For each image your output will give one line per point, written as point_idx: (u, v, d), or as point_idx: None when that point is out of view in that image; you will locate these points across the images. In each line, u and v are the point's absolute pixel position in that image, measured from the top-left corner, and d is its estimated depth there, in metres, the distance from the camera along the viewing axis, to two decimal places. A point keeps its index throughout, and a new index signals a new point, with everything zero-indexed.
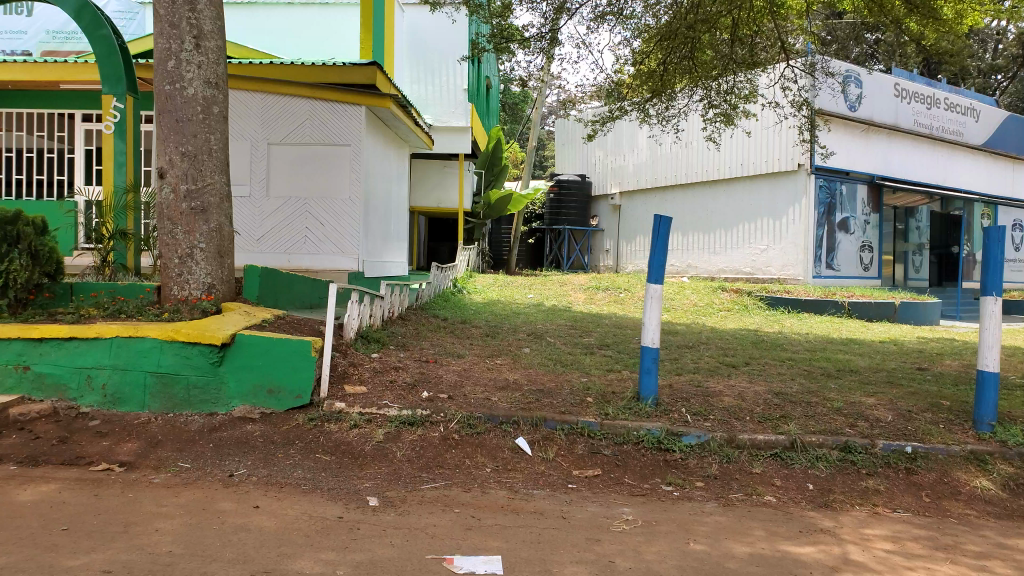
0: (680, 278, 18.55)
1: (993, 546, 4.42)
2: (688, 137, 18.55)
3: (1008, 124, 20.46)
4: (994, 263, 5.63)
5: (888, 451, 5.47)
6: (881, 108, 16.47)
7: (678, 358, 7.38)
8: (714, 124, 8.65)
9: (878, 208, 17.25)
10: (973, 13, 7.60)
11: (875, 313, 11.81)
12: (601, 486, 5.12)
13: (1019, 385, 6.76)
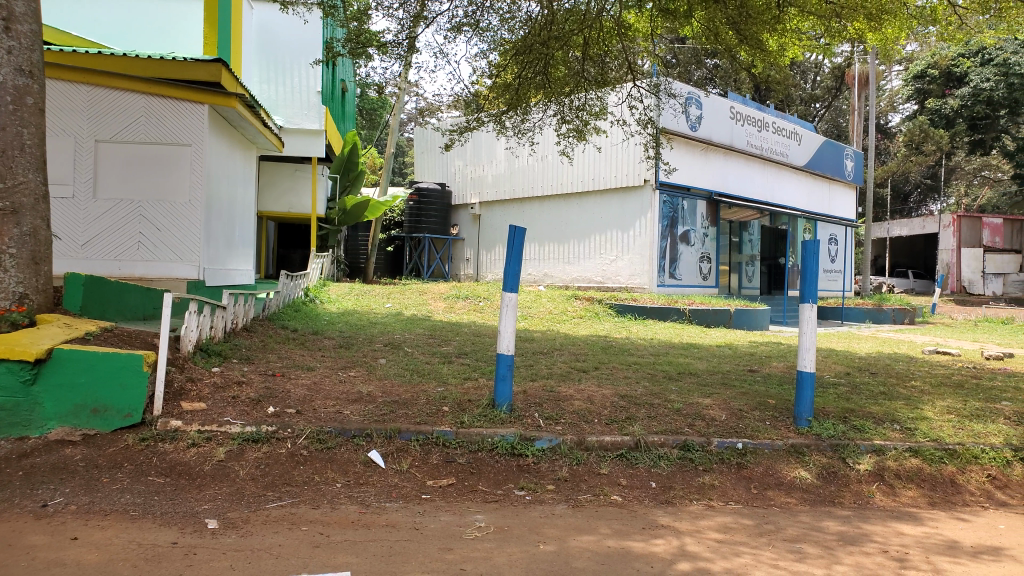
0: (535, 287, 18.97)
1: (810, 530, 4.84)
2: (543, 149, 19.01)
3: (825, 149, 22.65)
4: (811, 273, 6.17)
5: (722, 447, 5.87)
6: (718, 129, 17.72)
7: (533, 364, 7.51)
8: (567, 138, 8.92)
9: (715, 221, 18.51)
10: (791, 45, 8.27)
11: (713, 319, 12.62)
12: (455, 495, 5.10)
13: (833, 384, 7.44)
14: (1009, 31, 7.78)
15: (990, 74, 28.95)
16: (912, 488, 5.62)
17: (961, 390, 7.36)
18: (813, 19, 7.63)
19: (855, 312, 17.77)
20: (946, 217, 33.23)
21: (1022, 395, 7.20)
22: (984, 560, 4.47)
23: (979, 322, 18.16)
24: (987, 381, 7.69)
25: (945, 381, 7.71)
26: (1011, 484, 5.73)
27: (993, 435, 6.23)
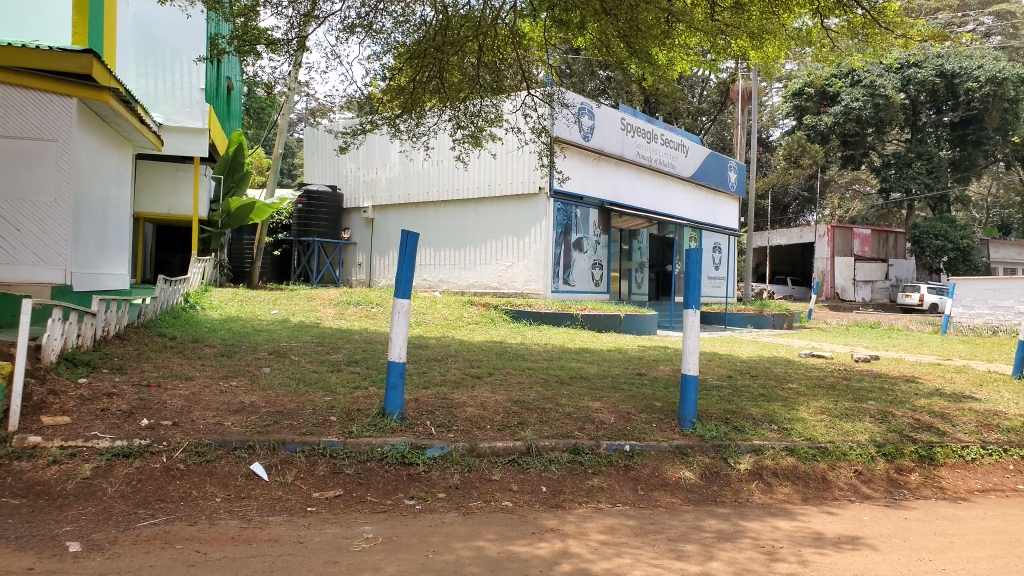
0: (432, 292, 18.81)
1: (692, 529, 5.01)
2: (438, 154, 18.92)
3: (710, 161, 23.66)
4: (694, 280, 6.40)
5: (610, 450, 6.00)
6: (610, 139, 18.20)
7: (426, 371, 7.45)
8: (463, 144, 8.89)
9: (607, 229, 18.99)
10: (678, 61, 8.61)
11: (604, 323, 12.93)
12: (342, 507, 4.97)
13: (716, 386, 7.75)
14: (872, 55, 8.31)
15: (859, 94, 32.01)
16: (788, 485, 5.91)
17: (834, 391, 7.83)
18: (699, 35, 7.94)
19: (737, 317, 18.64)
20: (822, 228, 34.97)
21: (884, 394, 7.75)
22: (846, 550, 4.77)
23: (850, 326, 19.43)
24: (855, 382, 8.23)
25: (818, 382, 8.18)
26: (874, 478, 6.13)
27: (860, 433, 6.61)
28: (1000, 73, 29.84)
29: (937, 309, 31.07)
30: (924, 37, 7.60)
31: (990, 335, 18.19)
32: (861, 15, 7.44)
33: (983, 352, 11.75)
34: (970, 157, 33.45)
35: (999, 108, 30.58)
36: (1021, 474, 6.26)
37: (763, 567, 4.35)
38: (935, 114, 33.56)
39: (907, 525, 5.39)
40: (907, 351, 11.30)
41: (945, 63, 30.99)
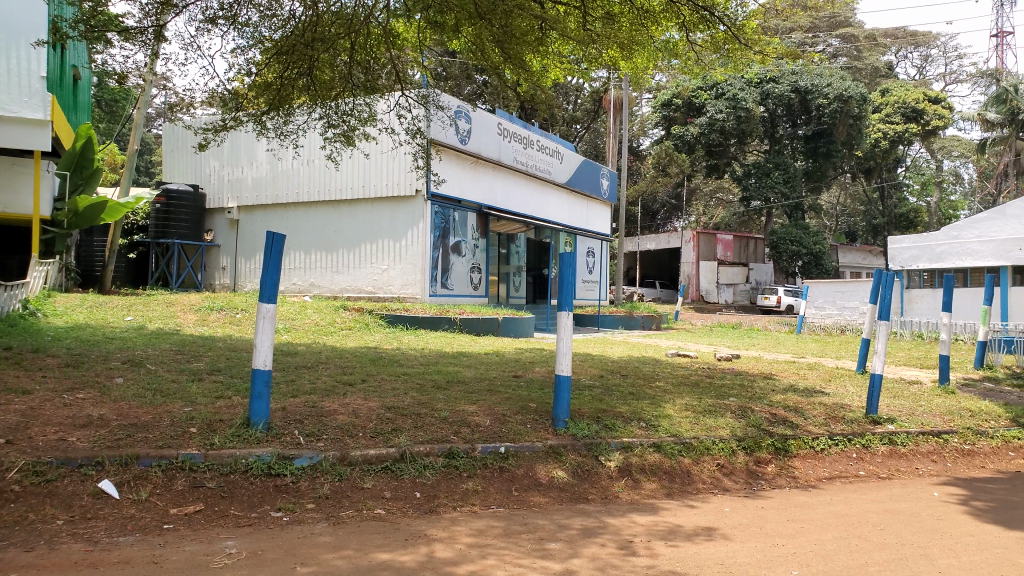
0: (301, 297, 18.25)
1: (562, 527, 5.10)
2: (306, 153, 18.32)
3: (583, 169, 24.30)
4: (567, 284, 6.51)
5: (485, 452, 6.02)
6: (486, 144, 18.36)
7: (295, 379, 7.21)
8: (335, 144, 8.67)
9: (485, 233, 19.12)
10: (550, 68, 8.82)
11: (481, 327, 13.00)
12: (202, 523, 4.70)
13: (588, 386, 7.95)
14: (733, 70, 8.76)
15: (722, 106, 33.63)
16: (654, 480, 6.14)
17: (699, 388, 8.22)
18: (572, 42, 8.12)
19: (609, 319, 19.23)
20: (687, 233, 36.97)
21: (745, 391, 8.21)
22: (705, 541, 5.02)
23: (712, 327, 20.51)
24: (718, 380, 8.68)
25: (684, 381, 8.57)
26: (735, 470, 6.45)
27: (721, 428, 6.94)
28: (846, 90, 32.78)
29: (793, 311, 33.62)
30: (780, 55, 8.08)
31: (839, 333, 19.53)
32: (723, 31, 7.83)
33: (829, 350, 12.71)
34: (822, 167, 36.02)
35: (844, 124, 33.54)
36: (863, 461, 6.77)
37: (626, 561, 4.51)
38: (790, 127, 35.85)
39: (764, 513, 5.73)
40: (765, 351, 12.04)
41: (799, 79, 33.44)
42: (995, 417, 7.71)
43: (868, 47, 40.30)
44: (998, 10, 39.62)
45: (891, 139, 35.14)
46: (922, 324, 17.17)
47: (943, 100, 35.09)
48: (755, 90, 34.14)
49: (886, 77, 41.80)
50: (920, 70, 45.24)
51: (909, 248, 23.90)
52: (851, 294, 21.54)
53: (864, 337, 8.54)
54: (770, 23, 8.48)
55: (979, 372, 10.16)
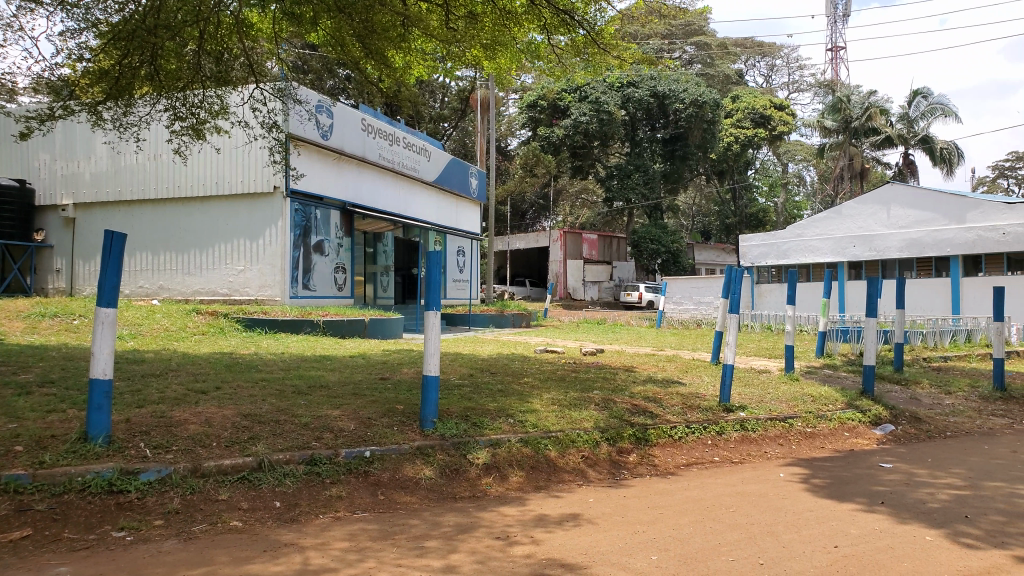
0: (147, 301, 17.13)
1: (430, 526, 5.06)
2: (150, 148, 17.34)
3: (452, 167, 24.27)
4: (434, 284, 6.37)
5: (349, 457, 5.86)
6: (349, 140, 17.99)
7: (140, 389, 6.74)
8: (183, 138, 8.20)
9: (349, 232, 18.65)
10: (415, 65, 8.75)
11: (347, 329, 12.74)
12: (30, 549, 4.29)
13: (457, 385, 7.93)
14: (592, 73, 8.99)
15: (586, 109, 34.65)
16: (521, 474, 6.22)
17: (565, 383, 8.41)
18: (437, 41, 8.17)
19: (480, 318, 19.28)
20: (555, 232, 37.63)
21: (607, 384, 8.47)
22: (569, 531, 5.13)
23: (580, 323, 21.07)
24: (582, 374, 8.91)
25: (551, 376, 8.73)
26: (599, 461, 6.63)
27: (586, 421, 7.11)
28: (701, 96, 34.83)
29: (654, 305, 34.95)
30: (637, 61, 8.41)
31: (696, 326, 20.63)
32: (582, 35, 8.05)
33: (686, 342, 13.34)
34: (678, 170, 37.58)
35: (699, 127, 35.70)
36: (717, 447, 7.15)
37: (496, 556, 4.53)
38: (649, 130, 37.49)
39: (626, 502, 5.91)
40: (628, 345, 12.49)
41: (656, 85, 35.27)
42: (833, 401, 8.37)
43: (719, 55, 42.82)
44: (832, 24, 43.16)
45: (741, 143, 37.35)
46: (771, 317, 18.42)
47: (787, 106, 37.47)
48: (616, 93, 35.53)
49: (736, 84, 44.53)
50: (766, 78, 48.56)
51: (759, 246, 25.36)
52: (706, 288, 22.55)
53: (717, 330, 9.02)
54: (626, 29, 8.76)
55: (819, 360, 11.00)
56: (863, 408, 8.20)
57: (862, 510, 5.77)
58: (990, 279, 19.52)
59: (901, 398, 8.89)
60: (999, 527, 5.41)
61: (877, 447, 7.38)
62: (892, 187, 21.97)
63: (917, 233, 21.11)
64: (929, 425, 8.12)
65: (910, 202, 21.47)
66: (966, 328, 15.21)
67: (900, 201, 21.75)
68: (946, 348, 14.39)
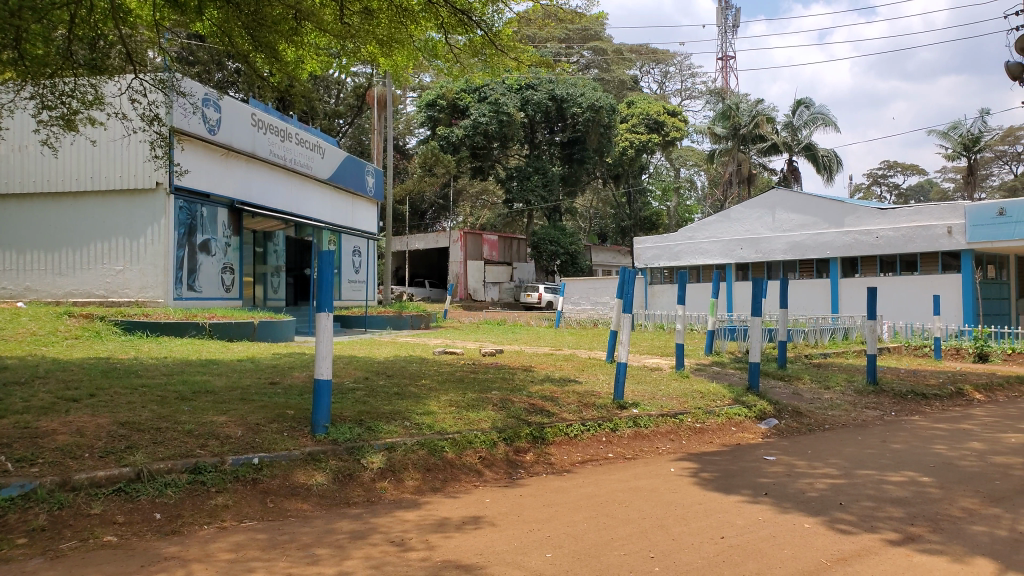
0: (13, 303, 15.96)
1: (322, 533, 4.94)
2: (13, 138, 16.20)
3: (349, 165, 23.74)
4: (327, 283, 6.22)
5: (236, 465, 5.63)
6: (238, 135, 17.43)
7: (2, 398, 6.28)
8: (53, 128, 7.70)
9: (238, 231, 17.95)
10: (305, 61, 8.53)
11: (235, 332, 12.38)
12: None
13: (351, 389, 7.77)
14: (490, 75, 9.01)
15: (486, 110, 34.64)
16: (417, 476, 6.16)
17: (463, 384, 8.40)
18: (331, 36, 8.09)
19: (377, 319, 19.09)
20: (454, 233, 37.16)
21: (505, 384, 8.53)
22: (466, 533, 5.13)
23: (481, 325, 21.16)
24: (481, 374, 8.93)
25: (448, 377, 8.72)
26: (495, 461, 6.65)
27: (483, 421, 7.12)
28: (597, 101, 35.66)
29: (553, 305, 35.48)
30: (534, 63, 8.48)
31: (593, 326, 21.08)
32: (480, 36, 8.16)
33: (585, 342, 13.60)
34: (576, 173, 38.31)
35: (596, 132, 36.62)
36: (611, 443, 7.31)
37: (390, 561, 4.48)
38: (548, 133, 38.01)
39: (522, 501, 5.95)
40: (526, 345, 12.62)
41: (555, 88, 35.85)
42: (720, 396, 8.72)
43: (615, 61, 43.95)
44: (723, 35, 45.02)
45: (636, 148, 38.20)
46: (663, 317, 19.04)
47: (679, 113, 38.73)
48: (515, 95, 35.76)
49: (633, 90, 45.80)
50: (661, 84, 50.18)
51: (652, 248, 26.33)
52: (604, 290, 24.44)
53: (612, 329, 9.22)
54: (525, 32, 8.90)
55: (708, 357, 11.44)
56: (749, 404, 8.57)
57: (747, 502, 6.03)
58: (866, 280, 20.96)
59: (784, 393, 9.35)
60: (869, 512, 5.78)
61: (762, 440, 7.74)
62: (778, 192, 22.94)
63: (799, 236, 22.27)
64: (810, 419, 8.57)
65: (794, 207, 22.45)
66: (843, 326, 16.25)
67: (784, 205, 22.70)
68: (824, 344, 15.26)
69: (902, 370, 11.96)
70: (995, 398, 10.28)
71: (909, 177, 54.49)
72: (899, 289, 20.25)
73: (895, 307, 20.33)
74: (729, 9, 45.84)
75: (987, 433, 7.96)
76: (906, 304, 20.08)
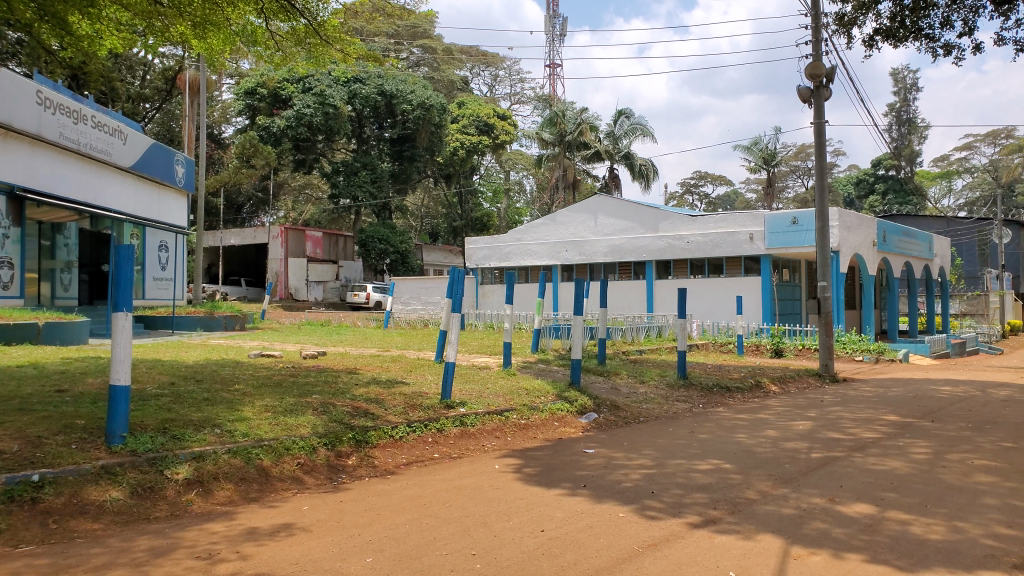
0: None
1: (115, 553, 4.51)
2: None
3: (155, 154, 21.71)
4: (125, 281, 5.73)
5: (12, 483, 5.01)
6: (18, 114, 15.56)
7: None
8: None
9: (19, 221, 16.25)
10: (107, 39, 7.91)
11: (13, 334, 11.22)
12: None
13: (154, 396, 7.19)
14: (316, 65, 8.88)
15: (310, 101, 33.09)
16: (229, 486, 5.78)
17: (281, 388, 8.04)
18: (133, 14, 7.57)
19: (187, 320, 18.16)
20: (274, 228, 35.13)
21: (327, 387, 8.25)
22: (280, 542, 4.88)
23: (302, 326, 20.63)
24: (301, 378, 8.57)
25: (266, 381, 8.31)
26: (316, 467, 6.41)
27: (302, 426, 6.85)
28: (428, 99, 35.40)
29: (381, 308, 34.28)
30: (361, 56, 8.56)
31: (423, 326, 21.14)
32: (304, 24, 8.16)
33: (413, 342, 13.58)
34: (407, 170, 37.56)
35: (426, 131, 36.45)
36: (437, 443, 7.29)
37: None
38: (377, 128, 37.13)
39: (342, 506, 5.74)
40: (352, 346, 12.35)
41: (384, 83, 35.09)
42: (545, 393, 8.98)
43: (445, 61, 44.21)
44: (550, 42, 46.59)
45: (467, 149, 38.47)
46: (492, 316, 19.42)
47: (509, 117, 39.72)
48: (342, 88, 34.44)
49: (462, 91, 46.27)
50: (491, 88, 51.04)
51: (483, 249, 26.82)
52: (432, 290, 25.38)
53: (441, 329, 9.23)
54: (352, 24, 8.87)
55: (534, 355, 11.75)
56: (571, 399, 8.89)
57: (566, 495, 6.22)
58: (677, 282, 22.62)
59: (604, 388, 9.80)
60: (678, 499, 6.15)
61: (583, 434, 8.04)
62: (599, 198, 24.02)
63: (619, 240, 23.49)
64: (627, 412, 9.03)
65: (613, 213, 23.61)
66: (657, 324, 17.38)
67: (605, 210, 23.83)
68: (640, 341, 16.25)
69: (708, 364, 12.96)
70: (786, 389, 11.42)
71: (717, 187, 59.10)
72: (707, 291, 21.94)
73: (702, 307, 22.01)
74: (556, 19, 47.62)
75: (779, 421, 8.78)
76: (713, 304, 21.82)
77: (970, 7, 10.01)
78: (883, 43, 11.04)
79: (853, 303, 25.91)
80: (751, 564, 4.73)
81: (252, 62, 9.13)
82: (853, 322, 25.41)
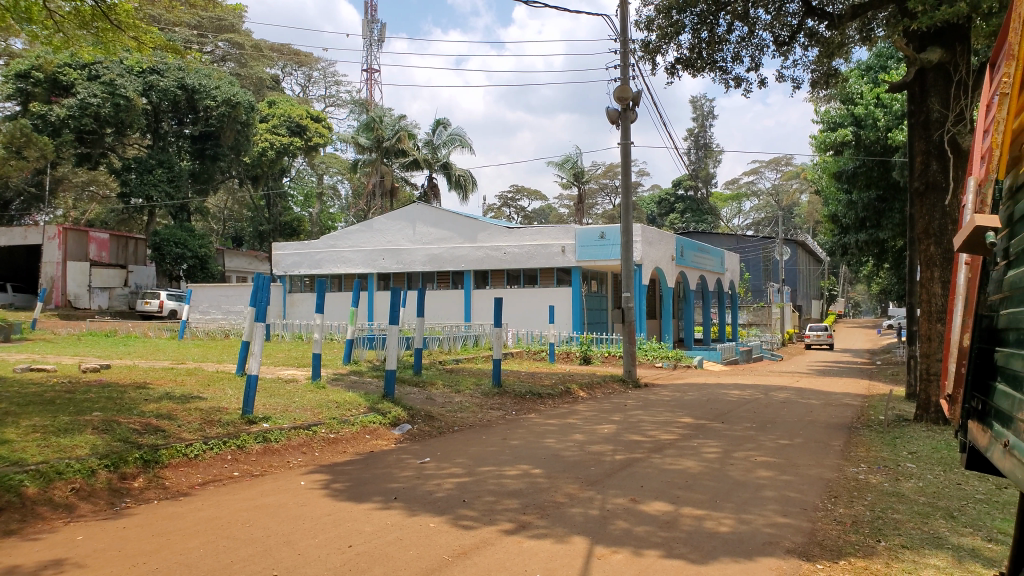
0: None
1: None
2: None
3: None
4: None
5: None
6: None
7: None
8: None
9: None
10: None
11: None
12: None
13: None
14: (103, 51, 8.34)
15: (97, 90, 29.83)
16: None
17: (53, 406, 7.23)
18: None
19: None
20: (51, 228, 31.60)
21: (110, 404, 7.52)
22: None
23: (81, 337, 18.69)
24: (79, 395, 7.75)
25: (33, 399, 7.42)
26: (94, 492, 5.81)
27: (79, 447, 6.21)
28: (234, 97, 33.60)
29: (176, 316, 31.60)
30: (156, 47, 8.17)
31: (223, 337, 20.13)
32: (90, 7, 7.68)
33: (210, 354, 12.76)
34: (209, 170, 35.85)
35: (231, 129, 34.52)
36: (236, 461, 6.89)
37: None
38: (176, 124, 34.55)
39: (124, 534, 5.23)
40: (140, 358, 11.38)
41: (185, 76, 32.72)
42: (356, 405, 8.78)
43: (253, 57, 42.11)
44: (368, 48, 46.02)
45: (277, 150, 37.00)
46: (301, 326, 18.80)
47: (322, 119, 38.81)
48: (136, 79, 31.49)
49: (272, 90, 44.44)
50: (304, 88, 49.27)
51: (291, 255, 26.01)
52: (234, 297, 24.22)
53: (243, 341, 8.75)
54: (147, 11, 8.47)
55: (346, 367, 11.47)
56: (384, 411, 8.76)
57: (377, 508, 6.09)
58: (494, 291, 23.05)
59: (418, 398, 9.78)
60: (490, 506, 6.22)
61: (395, 446, 7.95)
62: (417, 207, 24.03)
63: (437, 250, 23.60)
64: (440, 422, 9.05)
65: (432, 222, 23.73)
66: (474, 333, 17.65)
67: (423, 220, 23.88)
68: (456, 351, 16.49)
69: (520, 372, 13.32)
70: (593, 395, 11.99)
71: (532, 202, 60.94)
72: (527, 300, 22.58)
73: (518, 315, 22.62)
74: (375, 24, 47.18)
75: (587, 425, 9.21)
76: (530, 313, 22.51)
77: (756, 45, 11.12)
78: (683, 71, 11.97)
79: (655, 312, 27.81)
80: (557, 566, 4.87)
81: (24, 41, 8.28)
82: (654, 330, 27.29)
